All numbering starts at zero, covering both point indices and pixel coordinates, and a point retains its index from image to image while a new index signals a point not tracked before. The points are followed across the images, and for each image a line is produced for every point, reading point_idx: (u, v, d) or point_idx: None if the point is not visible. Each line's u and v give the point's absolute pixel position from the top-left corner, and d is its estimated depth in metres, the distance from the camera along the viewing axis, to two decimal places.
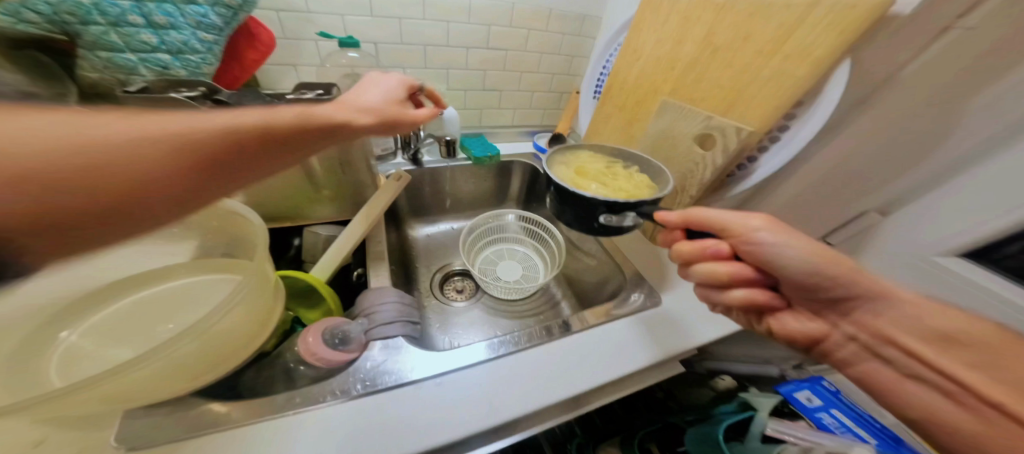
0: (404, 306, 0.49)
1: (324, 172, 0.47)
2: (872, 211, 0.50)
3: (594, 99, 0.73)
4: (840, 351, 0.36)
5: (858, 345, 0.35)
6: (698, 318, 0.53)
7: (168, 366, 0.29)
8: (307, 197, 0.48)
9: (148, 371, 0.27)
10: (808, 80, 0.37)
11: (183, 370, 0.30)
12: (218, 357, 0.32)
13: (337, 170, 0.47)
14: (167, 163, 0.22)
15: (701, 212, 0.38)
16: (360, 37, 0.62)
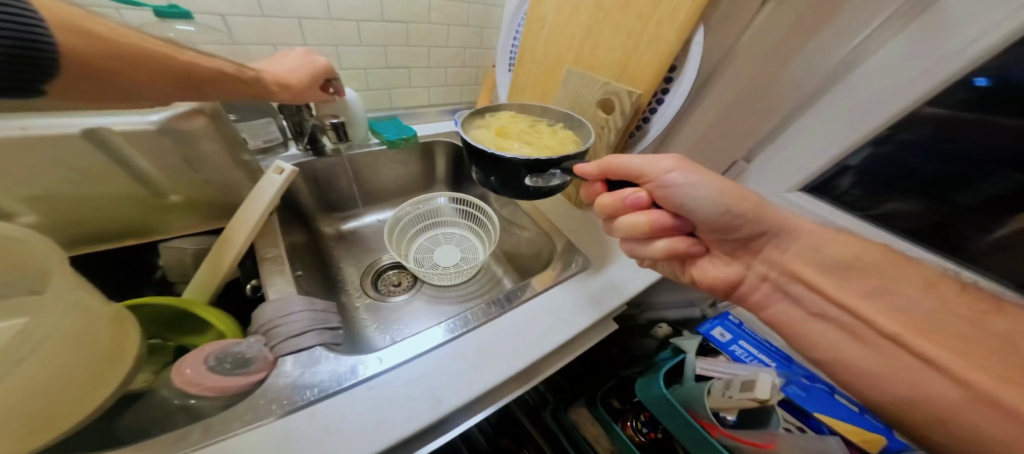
0: (316, 313, 0.44)
1: (161, 171, 0.38)
2: (740, 160, 0.58)
3: (508, 71, 0.70)
4: (755, 293, 0.40)
5: (770, 286, 0.38)
6: (626, 272, 0.56)
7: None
8: (151, 206, 0.40)
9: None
10: (677, 44, 0.39)
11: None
12: (48, 405, 0.26)
13: (181, 168, 0.39)
14: (128, 61, 0.29)
15: (618, 159, 0.38)
16: (194, 8, 0.50)
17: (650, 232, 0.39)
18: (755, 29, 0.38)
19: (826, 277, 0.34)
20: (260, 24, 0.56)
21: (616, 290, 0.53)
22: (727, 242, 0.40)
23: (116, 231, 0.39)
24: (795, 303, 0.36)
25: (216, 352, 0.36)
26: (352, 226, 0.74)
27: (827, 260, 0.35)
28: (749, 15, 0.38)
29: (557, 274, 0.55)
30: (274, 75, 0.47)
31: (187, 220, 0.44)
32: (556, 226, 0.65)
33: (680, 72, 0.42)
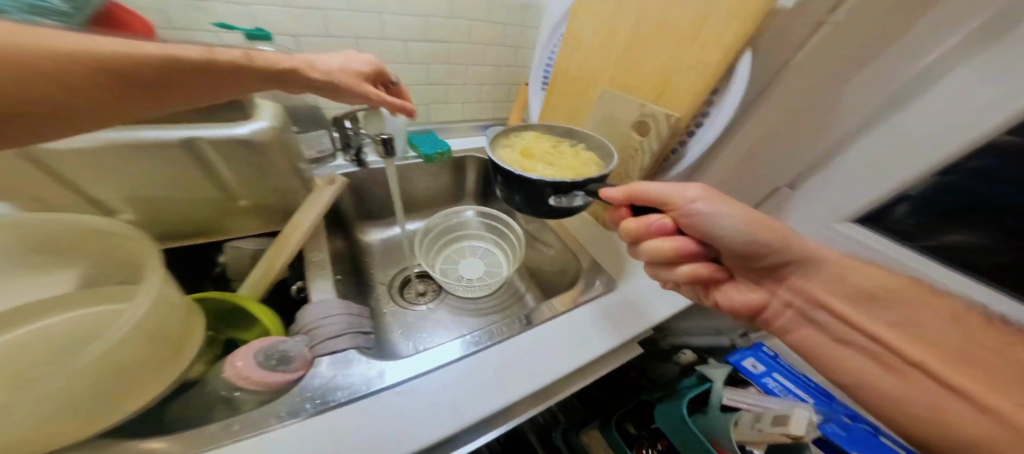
0: (352, 317, 0.46)
1: (240, 179, 0.41)
2: (783, 187, 0.55)
3: (542, 90, 0.73)
4: (779, 319, 0.39)
5: (794, 311, 0.37)
6: (654, 295, 0.55)
7: (59, 400, 0.25)
8: (223, 208, 0.43)
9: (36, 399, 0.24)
10: (720, 66, 0.40)
11: (77, 404, 0.26)
12: (125, 386, 0.28)
13: (256, 174, 0.42)
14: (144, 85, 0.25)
15: (643, 185, 0.38)
16: (271, 28, 0.56)
17: (673, 257, 0.39)
18: (800, 56, 0.39)
19: (855, 307, 0.34)
20: (322, 44, 0.61)
21: (639, 311, 0.52)
22: (752, 272, 0.40)
23: (185, 230, 0.43)
24: (823, 331, 0.35)
25: (263, 347, 0.38)
26: (382, 235, 0.76)
27: (850, 291, 0.35)
28: (799, 39, 0.39)
29: (581, 294, 0.55)
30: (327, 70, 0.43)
31: (250, 224, 0.47)
32: (580, 243, 0.66)
33: (721, 95, 0.43)
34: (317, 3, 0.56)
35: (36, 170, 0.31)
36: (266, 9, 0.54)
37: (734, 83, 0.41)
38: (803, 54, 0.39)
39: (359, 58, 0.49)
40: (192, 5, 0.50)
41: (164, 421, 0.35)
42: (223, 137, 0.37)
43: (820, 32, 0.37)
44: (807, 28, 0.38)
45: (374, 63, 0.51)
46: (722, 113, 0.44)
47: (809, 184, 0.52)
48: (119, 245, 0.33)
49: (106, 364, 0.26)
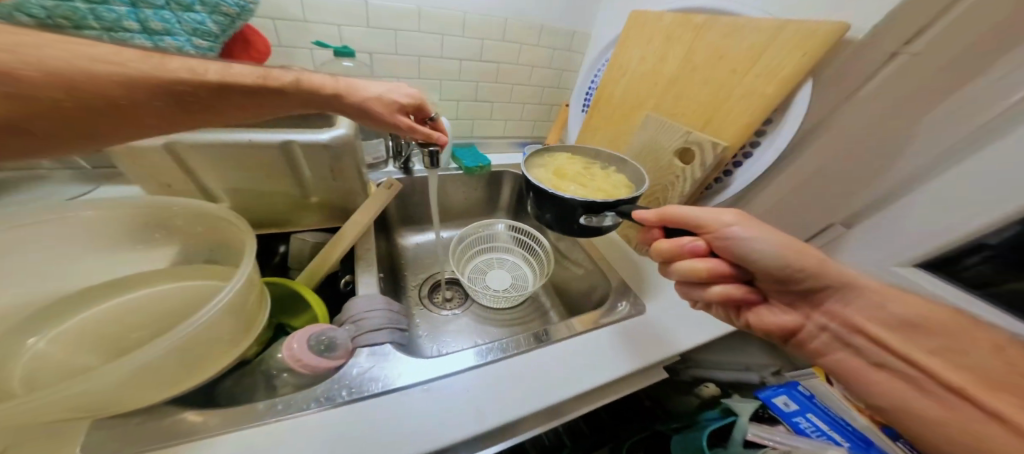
0: (393, 313, 0.47)
1: (314, 177, 0.46)
2: (838, 224, 0.53)
3: (581, 112, 0.76)
4: (813, 342, 0.37)
5: (830, 335, 0.35)
6: (687, 323, 0.53)
7: (147, 373, 0.27)
8: (297, 204, 0.49)
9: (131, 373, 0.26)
10: (777, 98, 0.41)
11: (163, 375, 0.29)
12: (202, 361, 0.31)
13: (327, 177, 0.47)
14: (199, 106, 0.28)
15: (678, 207, 0.37)
16: (354, 46, 0.63)
17: (707, 278, 0.37)
18: (864, 91, 0.38)
19: (893, 334, 0.32)
20: (390, 60, 0.67)
21: (664, 337, 0.51)
22: (789, 294, 0.37)
23: (258, 219, 0.49)
24: (859, 355, 0.34)
25: (314, 332, 0.40)
26: (417, 240, 0.80)
27: (889, 317, 0.33)
28: (866, 71, 0.37)
29: (600, 316, 0.53)
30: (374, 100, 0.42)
31: (314, 219, 0.52)
32: (609, 263, 0.65)
33: (774, 125, 0.45)
34: (392, 25, 0.62)
35: (167, 158, 0.38)
36: (354, 29, 0.61)
37: (791, 113, 0.43)
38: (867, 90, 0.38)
39: (403, 87, 0.47)
40: (302, 25, 0.58)
41: (215, 395, 0.38)
42: (309, 140, 0.41)
43: (892, 63, 0.35)
44: (881, 57, 0.36)
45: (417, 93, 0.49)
46: (779, 138, 0.45)
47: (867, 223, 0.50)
48: (219, 227, 0.39)
49: (188, 343, 0.29)
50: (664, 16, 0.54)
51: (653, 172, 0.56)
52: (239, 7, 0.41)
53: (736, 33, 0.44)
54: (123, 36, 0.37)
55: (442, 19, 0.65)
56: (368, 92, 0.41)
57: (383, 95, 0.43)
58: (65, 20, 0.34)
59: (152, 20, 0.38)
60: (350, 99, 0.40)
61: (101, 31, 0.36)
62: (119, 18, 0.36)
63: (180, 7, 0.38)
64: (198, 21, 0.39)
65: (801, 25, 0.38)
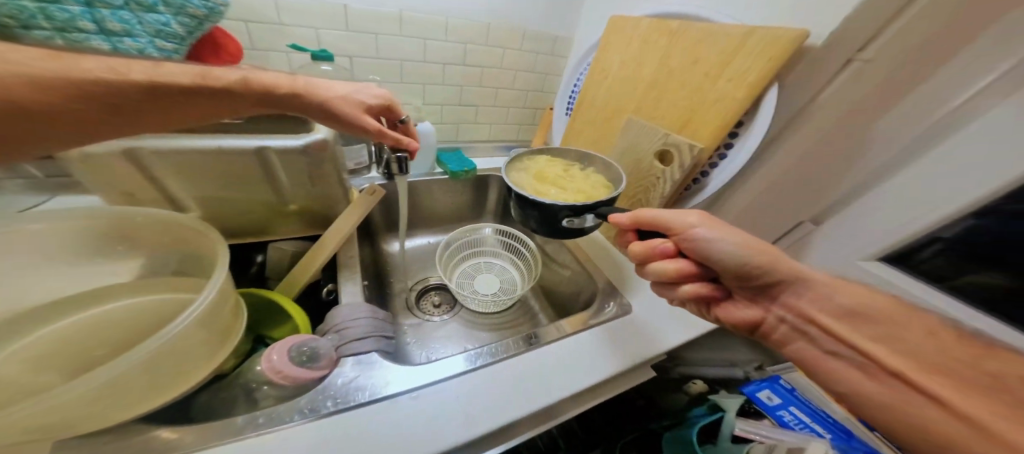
0: (379, 321, 0.46)
1: (292, 183, 0.45)
2: (807, 221, 0.54)
3: (565, 116, 0.77)
4: (775, 332, 0.36)
5: (788, 326, 0.35)
6: (674, 320, 0.54)
7: (120, 387, 0.26)
8: (275, 211, 0.47)
9: (103, 387, 0.25)
10: (747, 101, 0.42)
11: (136, 389, 0.28)
12: (178, 374, 0.30)
13: (306, 181, 0.46)
14: (116, 108, 0.26)
15: (649, 210, 0.38)
16: (335, 51, 0.62)
17: (675, 278, 0.39)
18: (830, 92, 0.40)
19: (839, 321, 0.32)
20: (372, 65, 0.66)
21: (652, 335, 0.51)
22: (745, 289, 0.38)
23: (231, 227, 0.47)
24: (813, 344, 0.33)
25: (297, 343, 0.38)
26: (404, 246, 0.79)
27: (834, 307, 0.33)
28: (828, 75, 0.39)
29: (590, 317, 0.54)
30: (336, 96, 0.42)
31: (292, 226, 0.51)
32: (596, 265, 0.66)
33: (748, 127, 0.46)
34: (372, 29, 0.62)
35: (133, 166, 0.36)
36: (333, 33, 0.60)
37: (763, 115, 0.44)
38: None
39: (368, 88, 0.47)
40: (275, 28, 0.57)
41: (189, 411, 0.36)
42: (283, 146, 0.40)
43: (849, 69, 0.38)
44: (840, 62, 0.39)
45: (383, 96, 0.49)
46: (752, 139, 0.46)
47: None
48: (192, 236, 0.37)
49: (163, 354, 0.28)
50: (640, 22, 0.56)
51: (634, 174, 0.57)
52: (208, 9, 0.38)
53: (707, 39, 0.46)
54: (77, 37, 0.34)
55: (424, 23, 0.65)
56: (329, 93, 0.41)
57: (347, 97, 0.43)
58: (9, 20, 0.31)
59: (111, 21, 0.35)
60: (312, 99, 0.39)
61: (52, 31, 0.33)
62: (72, 19, 0.34)
63: (142, 8, 0.36)
64: (162, 22, 0.37)
65: (766, 32, 0.40)
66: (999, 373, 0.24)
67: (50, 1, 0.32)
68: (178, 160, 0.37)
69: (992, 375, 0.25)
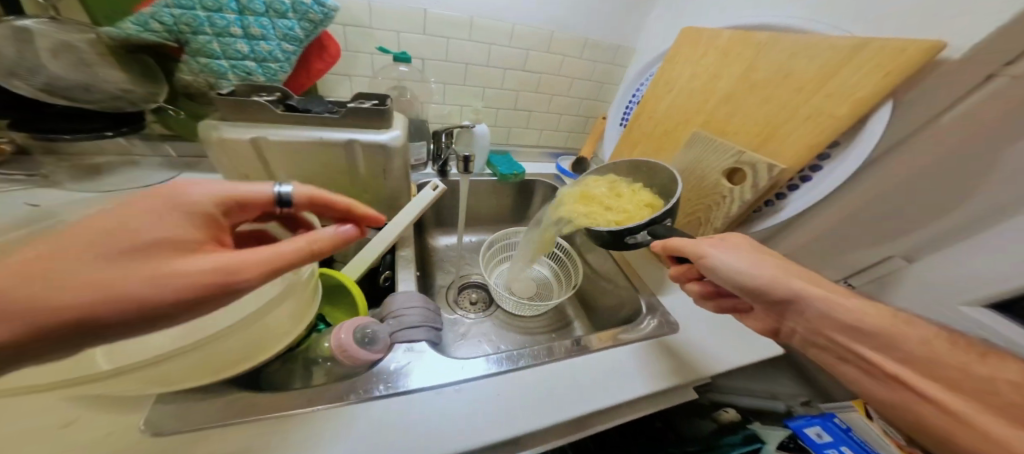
0: (430, 312, 0.45)
1: (367, 171, 0.48)
2: (896, 257, 0.50)
3: (619, 126, 0.76)
4: (791, 340, 0.38)
5: (801, 336, 0.37)
6: (731, 343, 0.48)
7: (212, 355, 0.30)
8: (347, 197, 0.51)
9: (197, 356, 0.29)
10: (847, 119, 0.39)
11: (225, 358, 0.31)
12: (257, 350, 0.33)
13: (379, 174, 0.49)
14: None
15: (670, 241, 0.39)
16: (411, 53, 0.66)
17: (701, 296, 0.45)
18: (950, 115, 0.36)
19: (841, 334, 0.33)
20: (440, 66, 0.70)
21: (707, 357, 0.45)
22: (766, 306, 0.38)
23: None
24: (823, 350, 0.35)
25: (360, 324, 0.38)
26: (447, 242, 0.81)
27: (841, 321, 0.33)
28: (954, 95, 0.35)
29: (622, 333, 0.47)
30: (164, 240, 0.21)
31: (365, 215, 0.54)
32: (636, 273, 0.61)
33: (841, 149, 0.43)
34: (446, 33, 0.65)
35: (250, 148, 0.42)
36: (412, 36, 0.64)
37: (864, 136, 0.40)
38: (951, 115, 0.36)
39: (158, 195, 0.22)
40: (366, 32, 0.61)
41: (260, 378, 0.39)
42: (371, 141, 0.45)
43: (988, 86, 0.33)
44: (977, 78, 0.33)
45: (210, 197, 0.25)
46: (849, 161, 0.42)
47: (932, 259, 0.47)
48: None
49: (247, 331, 0.31)
50: (720, 34, 0.54)
51: (696, 191, 0.55)
52: (323, 15, 0.49)
53: (803, 51, 0.44)
54: (228, 40, 0.47)
55: (493, 30, 0.67)
56: (122, 256, 0.19)
57: (134, 249, 0.20)
58: (185, 26, 0.45)
59: (253, 26, 0.47)
60: (55, 306, 0.17)
61: (211, 36, 0.46)
62: (227, 25, 0.46)
63: (277, 15, 0.47)
64: (289, 27, 0.48)
65: (882, 44, 0.37)
66: (989, 377, 0.27)
67: (215, 11, 0.45)
68: (292, 147, 0.43)
69: (982, 378, 0.27)
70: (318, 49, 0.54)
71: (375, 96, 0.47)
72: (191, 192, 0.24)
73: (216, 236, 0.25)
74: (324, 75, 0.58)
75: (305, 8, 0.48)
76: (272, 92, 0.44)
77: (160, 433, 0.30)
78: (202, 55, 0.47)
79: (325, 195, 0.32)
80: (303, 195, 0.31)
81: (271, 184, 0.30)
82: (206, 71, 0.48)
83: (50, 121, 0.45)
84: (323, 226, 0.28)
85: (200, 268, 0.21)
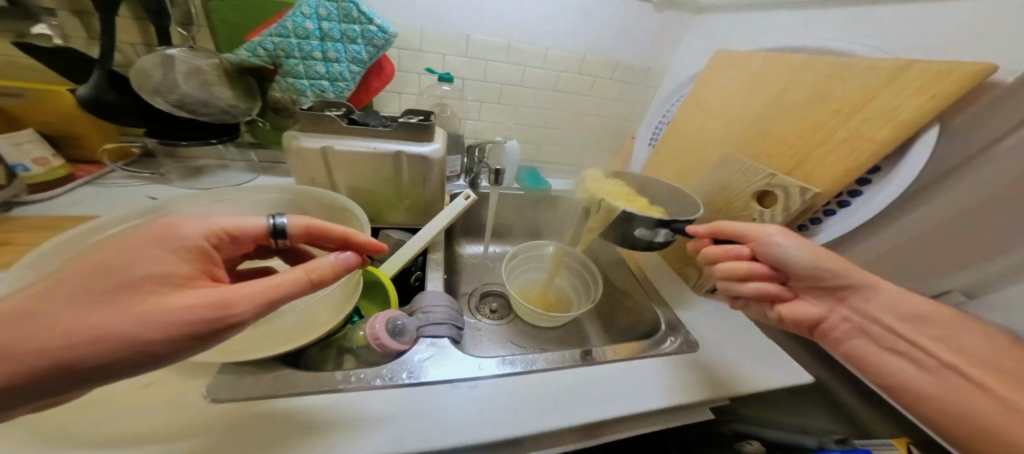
0: (453, 311, 0.48)
1: (408, 180, 0.53)
2: (955, 292, 0.46)
3: (648, 146, 0.78)
4: (836, 330, 0.39)
5: (850, 325, 0.38)
6: (762, 366, 0.45)
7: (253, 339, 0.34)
8: (389, 203, 0.56)
9: None
10: (888, 143, 0.38)
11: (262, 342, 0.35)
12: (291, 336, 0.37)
13: (418, 182, 0.54)
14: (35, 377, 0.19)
15: (727, 223, 0.44)
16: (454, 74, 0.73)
17: (746, 276, 0.42)
18: (1007, 143, 0.34)
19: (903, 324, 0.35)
20: (480, 86, 0.75)
21: (735, 374, 0.44)
22: (816, 291, 0.40)
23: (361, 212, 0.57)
24: (873, 341, 0.37)
25: (390, 317, 0.42)
26: (473, 251, 0.84)
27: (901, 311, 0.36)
28: (1009, 122, 0.33)
29: (641, 348, 0.47)
30: (156, 277, 0.22)
31: (401, 219, 0.59)
32: (654, 287, 0.60)
33: (883, 174, 0.41)
34: (487, 57, 0.71)
35: (319, 157, 0.48)
36: (456, 59, 0.70)
37: (906, 162, 0.39)
38: (1009, 142, 0.34)
39: (150, 233, 0.24)
40: (417, 54, 0.68)
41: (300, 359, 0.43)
42: (414, 153, 0.50)
43: None
44: None
45: (200, 233, 0.26)
46: (894, 186, 0.40)
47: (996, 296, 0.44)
48: (342, 216, 0.46)
49: None
50: (752, 58, 0.56)
51: (725, 212, 0.54)
52: (384, 40, 0.56)
53: (841, 74, 0.43)
54: (311, 63, 0.55)
55: (530, 54, 0.72)
56: (135, 303, 0.21)
57: (121, 289, 0.21)
58: (281, 52, 0.53)
59: (331, 51, 0.55)
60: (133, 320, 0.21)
61: (299, 59, 0.55)
62: (312, 50, 0.54)
63: (349, 41, 0.55)
64: (357, 51, 0.56)
65: (926, 67, 0.36)
66: None
67: (304, 39, 0.53)
68: (351, 157, 0.49)
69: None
70: (377, 72, 0.62)
71: (421, 112, 0.52)
72: (181, 229, 0.26)
73: (208, 270, 0.26)
74: (379, 93, 0.65)
75: (371, 35, 0.55)
76: (340, 107, 0.51)
77: (214, 400, 0.34)
78: (291, 75, 0.56)
79: (320, 225, 0.35)
80: (298, 226, 0.34)
81: (263, 219, 0.33)
82: (291, 89, 0.57)
83: (169, 130, 0.55)
84: (324, 254, 0.29)
85: (195, 303, 0.22)
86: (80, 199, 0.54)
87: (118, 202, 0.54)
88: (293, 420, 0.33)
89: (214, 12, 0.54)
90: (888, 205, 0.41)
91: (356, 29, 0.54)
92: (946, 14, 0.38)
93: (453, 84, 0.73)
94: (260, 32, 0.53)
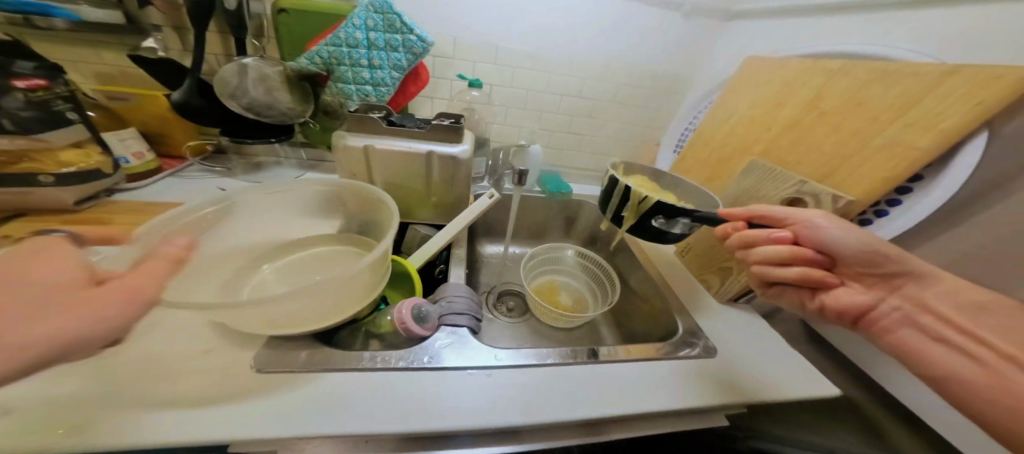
0: (474, 303, 0.50)
1: (439, 177, 0.57)
2: None
3: (673, 152, 0.78)
4: (885, 320, 0.39)
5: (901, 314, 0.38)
6: (787, 377, 0.44)
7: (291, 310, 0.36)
8: (419, 200, 0.60)
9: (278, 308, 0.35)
10: (933, 150, 0.36)
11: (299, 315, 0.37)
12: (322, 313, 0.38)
13: (447, 181, 0.57)
14: None
15: (764, 207, 0.42)
16: (484, 80, 0.76)
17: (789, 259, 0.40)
18: None
19: (958, 313, 0.35)
20: (508, 91, 0.78)
21: (761, 383, 0.43)
22: (866, 277, 0.40)
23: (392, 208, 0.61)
24: (921, 332, 0.37)
25: (415, 303, 0.45)
26: (492, 250, 0.86)
27: (959, 300, 0.36)
28: None
29: (660, 350, 0.47)
30: None
31: (428, 215, 0.62)
32: (673, 291, 0.60)
33: (925, 183, 0.39)
34: (516, 63, 0.74)
35: (360, 153, 0.52)
36: (486, 66, 0.74)
37: (953, 169, 0.37)
38: None
39: None
40: (450, 62, 0.73)
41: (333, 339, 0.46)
42: (445, 153, 0.53)
43: None
44: None
45: None
46: (934, 194, 0.38)
47: None
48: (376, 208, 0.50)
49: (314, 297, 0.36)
50: (788, 63, 0.55)
51: None
52: (422, 48, 0.60)
53: (882, 79, 0.42)
54: (358, 69, 0.60)
55: (559, 61, 0.75)
56: None
57: None
58: (334, 59, 0.59)
59: (375, 59, 0.60)
60: None
61: (348, 66, 0.60)
62: (359, 58, 0.59)
63: (391, 49, 0.60)
64: (398, 59, 0.61)
65: (979, 70, 0.34)
66: None
67: (354, 47, 0.58)
68: (388, 155, 0.53)
69: None
70: (414, 78, 0.66)
71: (453, 116, 0.56)
72: None
73: None
74: (414, 97, 0.70)
75: (411, 44, 0.59)
76: (381, 110, 0.56)
77: (262, 370, 0.37)
78: (340, 81, 0.61)
79: None
80: None
81: None
82: (340, 93, 0.63)
83: (245, 131, 0.63)
84: None
85: None
86: (158, 188, 0.61)
87: (185, 191, 0.61)
88: (321, 392, 0.36)
89: (282, 24, 0.61)
90: (931, 214, 0.39)
91: (399, 38, 0.59)
92: (998, 20, 0.37)
93: (482, 89, 0.76)
94: (317, 43, 0.59)
